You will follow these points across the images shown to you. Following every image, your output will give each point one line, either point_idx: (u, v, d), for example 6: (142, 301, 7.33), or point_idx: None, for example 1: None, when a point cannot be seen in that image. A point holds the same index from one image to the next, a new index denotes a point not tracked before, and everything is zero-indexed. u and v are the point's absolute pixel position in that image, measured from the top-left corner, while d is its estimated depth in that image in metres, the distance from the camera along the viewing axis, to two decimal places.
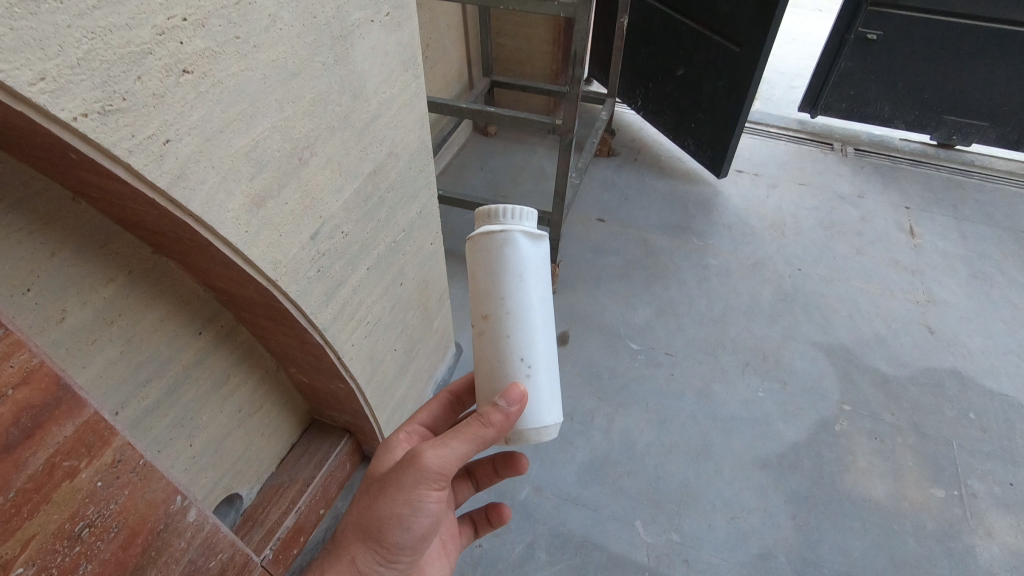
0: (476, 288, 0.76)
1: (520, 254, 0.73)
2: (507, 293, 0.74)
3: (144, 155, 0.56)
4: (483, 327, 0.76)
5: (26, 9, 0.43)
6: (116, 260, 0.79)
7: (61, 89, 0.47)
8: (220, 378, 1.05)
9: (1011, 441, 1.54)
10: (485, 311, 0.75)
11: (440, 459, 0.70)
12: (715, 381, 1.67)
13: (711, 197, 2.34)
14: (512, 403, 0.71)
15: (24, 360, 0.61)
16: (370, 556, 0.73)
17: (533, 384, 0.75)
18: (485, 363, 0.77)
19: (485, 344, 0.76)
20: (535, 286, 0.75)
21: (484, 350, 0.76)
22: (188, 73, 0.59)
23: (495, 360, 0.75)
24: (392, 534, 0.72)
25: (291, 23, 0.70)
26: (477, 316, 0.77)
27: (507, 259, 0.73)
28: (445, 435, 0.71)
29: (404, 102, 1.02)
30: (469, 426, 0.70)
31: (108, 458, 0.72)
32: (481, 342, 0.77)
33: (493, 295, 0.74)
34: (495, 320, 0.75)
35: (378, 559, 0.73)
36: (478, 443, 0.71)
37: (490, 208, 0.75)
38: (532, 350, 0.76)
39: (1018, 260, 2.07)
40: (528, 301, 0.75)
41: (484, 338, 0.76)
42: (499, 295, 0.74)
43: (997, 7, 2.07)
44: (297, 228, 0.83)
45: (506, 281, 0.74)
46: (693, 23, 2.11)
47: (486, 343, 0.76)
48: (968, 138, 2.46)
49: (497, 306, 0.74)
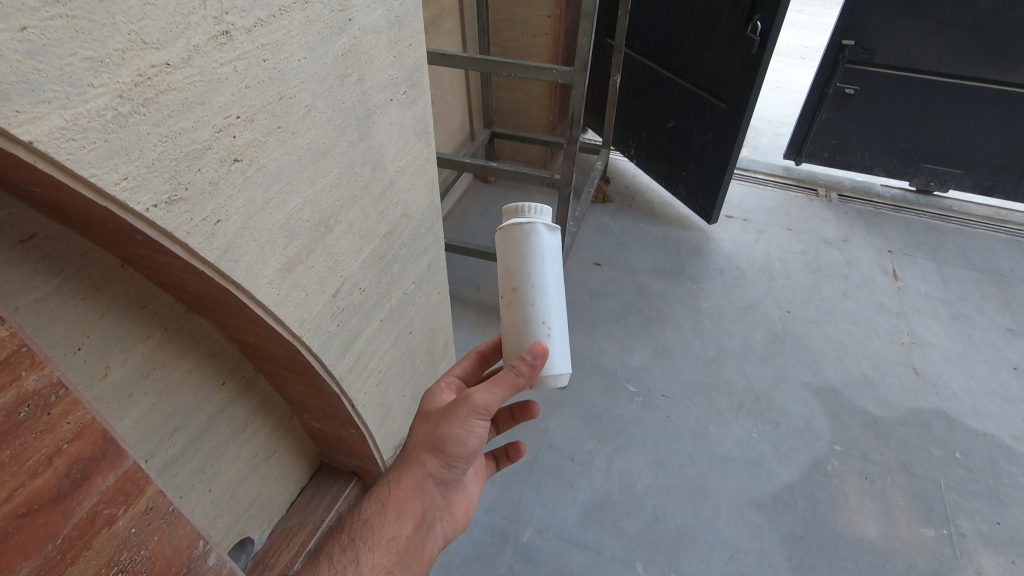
0: (503, 266, 0.85)
1: (541, 237, 0.83)
2: (531, 269, 0.83)
3: (199, 235, 0.64)
4: (509, 300, 0.84)
5: (118, 124, 0.52)
6: (154, 318, 0.85)
7: (139, 186, 0.55)
8: (240, 424, 1.10)
9: (996, 481, 1.59)
10: (513, 284, 0.84)
11: (490, 397, 0.80)
12: (710, 422, 1.73)
13: (703, 241, 2.44)
14: (536, 355, 0.79)
15: (78, 417, 0.67)
16: (436, 464, 0.86)
17: (551, 344, 0.84)
18: (510, 329, 0.85)
19: (510, 313, 0.84)
20: (554, 265, 0.85)
21: (510, 319, 0.84)
22: (238, 161, 0.67)
23: (520, 324, 0.84)
24: (453, 450, 0.84)
25: (324, 110, 0.79)
26: (502, 291, 0.85)
27: (532, 244, 0.83)
28: (491, 379, 0.80)
29: (418, 168, 1.11)
30: (506, 376, 0.80)
31: (142, 506, 0.76)
32: (506, 312, 0.85)
33: (519, 269, 0.83)
34: (521, 292, 0.83)
35: (444, 466, 0.87)
36: (515, 390, 0.80)
37: (516, 205, 0.85)
38: (552, 317, 0.85)
39: (997, 302, 2.16)
40: (548, 277, 0.84)
41: (510, 307, 0.84)
42: (524, 269, 0.83)
43: (963, 65, 2.23)
44: (321, 288, 0.90)
45: (532, 261, 0.83)
46: (681, 80, 2.26)
47: (512, 312, 0.84)
48: (945, 184, 2.59)
49: (522, 279, 0.83)
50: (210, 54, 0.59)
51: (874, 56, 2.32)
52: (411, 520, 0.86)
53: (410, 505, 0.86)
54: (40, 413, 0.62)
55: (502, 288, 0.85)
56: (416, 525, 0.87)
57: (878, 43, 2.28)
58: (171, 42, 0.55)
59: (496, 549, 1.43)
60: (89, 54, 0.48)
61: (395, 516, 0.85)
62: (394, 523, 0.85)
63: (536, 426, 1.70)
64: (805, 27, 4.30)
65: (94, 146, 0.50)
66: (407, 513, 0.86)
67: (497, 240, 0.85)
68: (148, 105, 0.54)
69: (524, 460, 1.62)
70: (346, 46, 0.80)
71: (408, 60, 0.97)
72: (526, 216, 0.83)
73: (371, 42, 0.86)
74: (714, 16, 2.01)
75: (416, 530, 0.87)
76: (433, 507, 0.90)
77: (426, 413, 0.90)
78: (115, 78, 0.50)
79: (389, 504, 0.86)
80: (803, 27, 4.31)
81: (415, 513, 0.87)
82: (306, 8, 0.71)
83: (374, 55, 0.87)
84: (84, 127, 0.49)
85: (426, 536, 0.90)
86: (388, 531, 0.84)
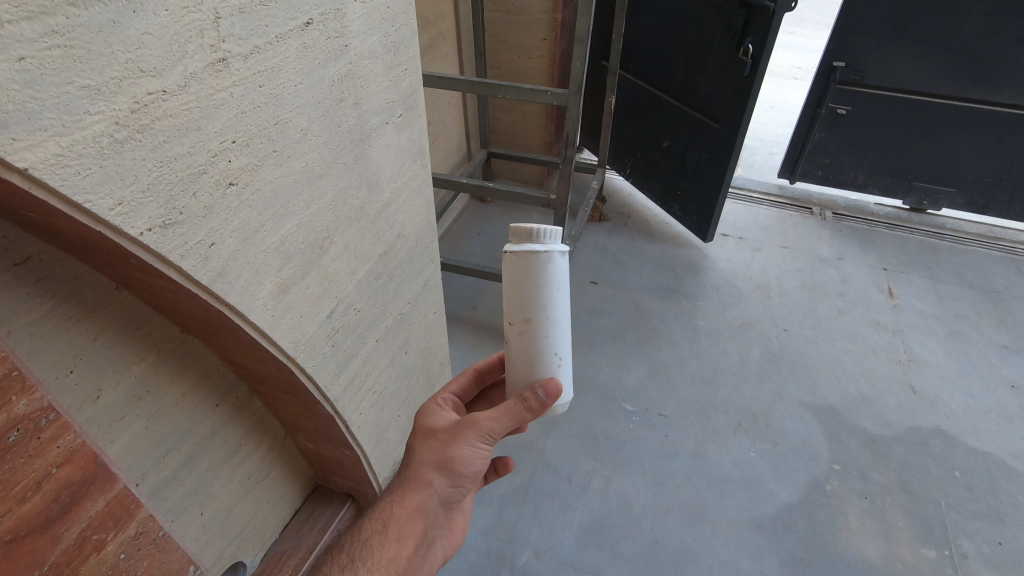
0: (514, 294, 0.83)
1: (556, 268, 0.82)
2: (545, 300, 0.82)
3: (193, 259, 0.64)
4: (521, 329, 0.84)
5: (113, 149, 0.52)
6: (148, 340, 0.85)
7: (133, 211, 0.56)
8: (233, 447, 1.09)
9: (996, 500, 1.58)
10: (525, 315, 0.83)
11: (500, 423, 0.82)
12: (708, 441, 1.72)
13: (698, 259, 2.45)
14: (552, 391, 0.82)
15: (68, 441, 0.66)
16: (443, 484, 0.86)
17: (561, 372, 0.87)
18: (519, 357, 0.86)
19: (522, 342, 0.85)
20: (565, 293, 0.85)
21: (521, 348, 0.85)
22: (233, 185, 0.67)
23: (530, 355, 0.85)
24: (460, 470, 0.85)
25: (319, 134, 0.80)
26: (513, 318, 0.85)
27: (548, 275, 0.81)
28: (500, 407, 0.82)
29: (413, 189, 1.12)
30: (515, 409, 0.81)
31: (132, 531, 0.76)
32: (518, 340, 0.85)
33: (534, 300, 0.82)
34: (534, 323, 0.83)
35: (450, 487, 0.86)
36: (523, 421, 0.83)
37: (531, 228, 0.81)
38: (562, 346, 0.86)
39: (992, 319, 2.17)
40: (559, 306, 0.85)
41: (523, 337, 0.85)
42: (539, 300, 0.82)
43: (951, 86, 2.26)
44: (315, 309, 0.91)
45: (546, 293, 0.82)
46: (675, 101, 2.29)
47: (524, 341, 0.85)
48: (938, 203, 2.61)
49: (536, 310, 0.83)
50: (206, 80, 0.60)
51: (864, 77, 2.36)
52: (413, 539, 0.85)
53: (412, 525, 0.85)
54: (29, 437, 0.61)
55: (514, 316, 0.84)
56: (416, 545, 0.86)
57: (868, 64, 2.32)
58: (168, 70, 0.55)
59: (492, 572, 1.41)
60: (86, 82, 0.49)
61: (399, 536, 0.84)
62: (396, 542, 0.84)
63: (533, 447, 1.69)
64: (797, 48, 4.38)
65: (89, 172, 0.51)
66: (409, 533, 0.85)
67: (506, 265, 0.82)
68: (144, 131, 0.55)
69: (521, 481, 1.61)
70: (341, 71, 0.81)
71: (403, 84, 0.99)
72: (543, 247, 0.80)
73: (367, 67, 0.87)
74: (707, 39, 2.05)
75: (417, 550, 0.86)
76: (435, 526, 0.89)
77: (429, 430, 0.89)
78: (112, 105, 0.51)
79: (392, 523, 0.84)
80: (795, 48, 4.38)
81: (416, 533, 0.86)
82: (302, 35, 0.72)
83: (370, 80, 0.89)
84: (80, 153, 0.50)
85: (425, 556, 0.89)
86: (389, 551, 0.83)
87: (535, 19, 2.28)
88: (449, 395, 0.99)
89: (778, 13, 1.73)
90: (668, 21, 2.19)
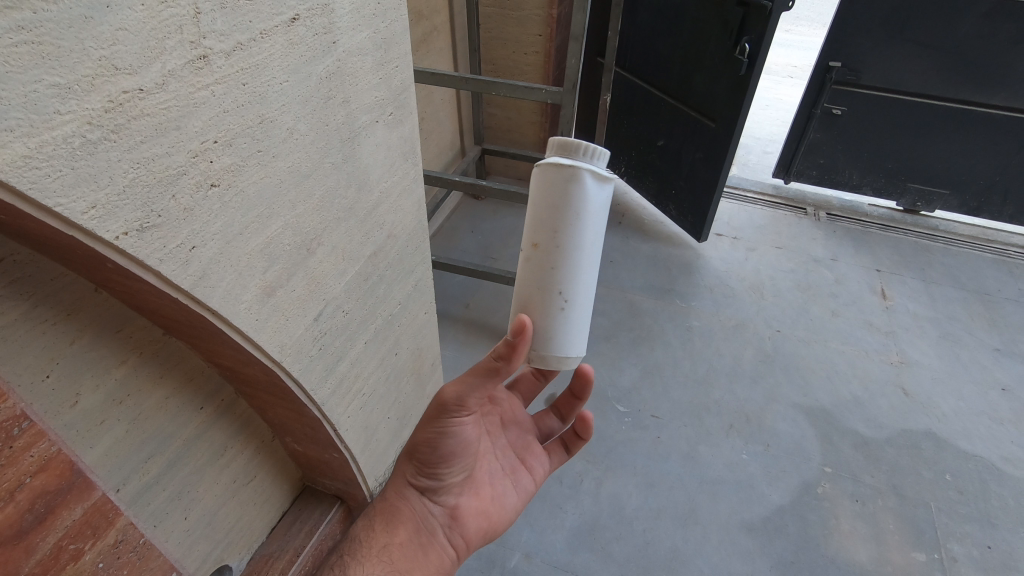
0: (534, 216, 0.76)
1: (588, 193, 0.73)
2: (565, 225, 0.74)
3: (173, 262, 0.62)
4: (524, 257, 0.79)
5: (86, 151, 0.50)
6: (129, 342, 0.83)
7: (108, 214, 0.53)
8: (218, 449, 1.07)
9: (986, 503, 1.59)
10: (537, 240, 0.76)
11: (462, 390, 0.79)
12: (700, 443, 1.71)
13: (693, 259, 2.44)
14: (518, 332, 0.74)
15: (43, 449, 0.63)
16: (414, 467, 0.88)
17: (561, 318, 0.78)
18: (526, 286, 0.79)
19: (528, 277, 0.78)
20: (594, 226, 0.76)
21: (522, 279, 0.79)
22: (215, 186, 0.65)
23: (536, 285, 0.77)
24: (428, 449, 0.85)
25: (307, 133, 0.78)
26: (526, 245, 0.78)
27: (574, 198, 0.73)
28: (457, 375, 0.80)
29: (404, 189, 1.10)
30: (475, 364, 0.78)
31: (111, 539, 0.75)
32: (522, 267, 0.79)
33: (547, 223, 0.75)
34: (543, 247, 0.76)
35: (426, 469, 0.87)
36: (491, 373, 0.76)
37: (575, 143, 0.74)
38: (568, 285, 0.77)
39: (984, 321, 2.18)
40: (575, 242, 0.75)
41: (528, 262, 0.78)
42: (556, 224, 0.74)
43: (947, 87, 2.26)
44: (302, 312, 0.89)
45: (567, 219, 0.74)
46: (671, 99, 2.27)
47: (531, 269, 0.78)
48: (931, 205, 2.62)
49: (537, 234, 0.76)
50: (186, 78, 0.58)
51: (860, 78, 2.35)
52: (400, 529, 0.86)
53: (398, 514, 0.87)
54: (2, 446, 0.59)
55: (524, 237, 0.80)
56: (406, 534, 0.86)
57: (865, 65, 2.32)
58: (145, 68, 0.53)
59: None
60: (55, 81, 0.46)
61: (385, 524, 0.87)
62: (381, 533, 0.86)
63: None
64: (793, 46, 4.37)
65: (60, 175, 0.49)
66: (395, 522, 0.87)
67: (536, 186, 0.75)
68: (119, 131, 0.52)
69: None
70: (330, 68, 0.79)
71: (394, 81, 0.96)
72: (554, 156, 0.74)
73: (356, 64, 0.85)
74: (703, 38, 2.03)
75: (410, 536, 0.86)
76: (427, 513, 0.88)
77: None
78: (84, 104, 0.49)
79: (377, 516, 0.88)
80: (790, 46, 4.37)
81: (401, 520, 0.87)
82: (288, 31, 0.70)
83: (359, 77, 0.86)
84: (50, 155, 0.47)
85: (429, 544, 0.87)
86: (378, 540, 0.86)
87: (531, 15, 2.25)
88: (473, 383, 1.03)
89: (776, 12, 1.72)
90: (665, 19, 2.17)
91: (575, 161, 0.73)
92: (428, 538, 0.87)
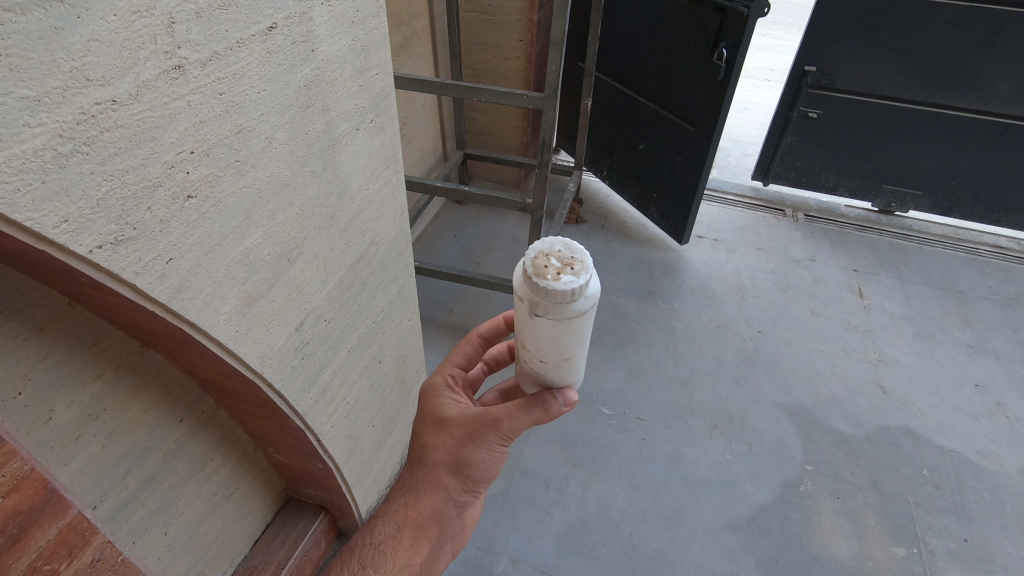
0: (556, 347, 0.70)
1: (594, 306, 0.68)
2: (582, 339, 0.71)
3: (149, 275, 0.61)
4: (545, 367, 0.75)
5: (58, 164, 0.49)
6: (105, 356, 0.81)
7: (80, 228, 0.52)
8: (199, 463, 1.05)
9: (962, 496, 1.63)
10: (567, 357, 0.73)
11: (518, 424, 0.79)
12: (685, 444, 1.73)
13: (675, 261, 2.47)
14: (575, 401, 0.80)
15: (15, 469, 0.61)
16: (456, 487, 0.86)
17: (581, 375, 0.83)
18: (556, 383, 0.78)
19: (558, 376, 0.77)
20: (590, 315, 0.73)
21: (553, 380, 0.77)
22: (192, 198, 0.64)
23: (567, 378, 0.78)
24: (476, 473, 0.85)
25: (285, 141, 0.77)
26: (549, 360, 0.74)
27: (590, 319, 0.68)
28: (512, 402, 0.79)
29: (386, 196, 1.10)
30: (529, 405, 0.78)
31: (87, 558, 0.73)
32: (546, 373, 0.76)
33: (570, 346, 0.71)
34: (571, 356, 0.74)
35: (464, 489, 0.87)
36: (541, 420, 0.79)
37: (570, 281, 0.62)
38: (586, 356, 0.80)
39: (957, 319, 2.23)
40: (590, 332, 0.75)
41: (559, 372, 0.76)
42: (576, 343, 0.71)
43: (919, 90, 2.32)
44: (283, 322, 0.88)
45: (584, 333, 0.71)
46: (651, 103, 2.30)
47: (561, 374, 0.77)
48: (905, 205, 2.67)
49: (564, 354, 0.73)
50: (160, 89, 0.57)
51: (834, 82, 2.40)
52: (426, 545, 0.85)
53: (427, 529, 0.86)
54: None
55: (534, 354, 0.74)
56: (430, 549, 0.87)
57: (839, 69, 2.36)
58: (117, 79, 0.52)
59: None
60: (24, 93, 0.45)
61: (412, 542, 0.84)
62: (409, 548, 0.84)
63: (510, 452, 1.68)
64: (770, 50, 4.45)
65: (31, 189, 0.48)
66: (424, 538, 0.85)
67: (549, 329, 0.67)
68: (92, 144, 0.51)
69: (498, 488, 1.59)
70: (309, 77, 0.79)
71: (374, 88, 0.96)
72: (568, 303, 0.64)
73: (335, 72, 0.84)
74: (682, 43, 2.05)
75: (431, 553, 0.87)
76: (448, 528, 0.90)
77: (439, 421, 0.86)
78: (54, 116, 0.48)
79: (404, 531, 0.84)
80: (768, 50, 4.45)
81: (431, 537, 0.86)
82: (265, 39, 0.69)
83: (339, 85, 0.86)
84: (19, 169, 0.46)
85: (439, 556, 0.90)
86: (402, 557, 0.83)
87: (511, 20, 2.26)
88: (455, 370, 0.96)
89: (752, 18, 1.75)
90: (644, 24, 2.19)
91: (589, 297, 0.65)
92: (437, 550, 0.90)
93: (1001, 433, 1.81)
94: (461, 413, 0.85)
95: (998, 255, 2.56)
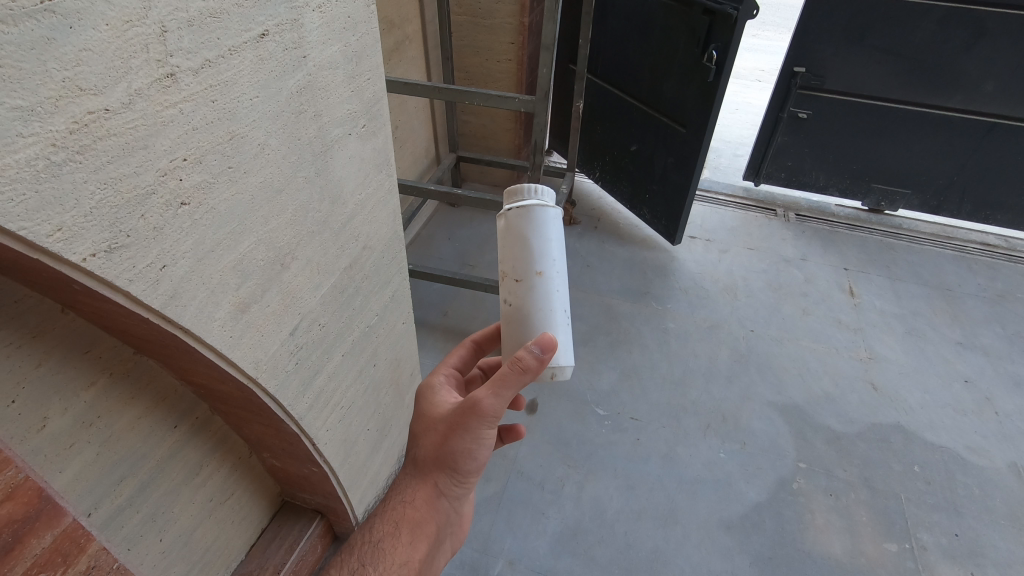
0: (521, 252, 0.81)
1: (552, 216, 0.82)
2: (547, 253, 0.81)
3: (143, 282, 0.62)
4: (521, 289, 0.83)
5: (51, 173, 0.49)
6: (98, 363, 0.81)
7: (74, 236, 0.53)
8: (193, 468, 1.05)
9: (953, 492, 1.64)
10: (536, 270, 0.81)
11: (496, 402, 0.78)
12: (679, 444, 1.74)
13: (667, 261, 2.48)
14: (550, 344, 0.76)
15: (10, 476, 0.62)
16: (447, 480, 0.86)
17: (561, 332, 0.83)
18: (530, 314, 0.82)
19: (529, 302, 0.82)
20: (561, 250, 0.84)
21: (526, 308, 0.82)
22: (185, 205, 0.65)
23: (540, 309, 0.82)
24: (467, 464, 0.85)
25: (277, 148, 0.77)
26: (519, 274, 0.82)
27: (548, 226, 0.81)
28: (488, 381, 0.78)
29: (379, 200, 1.10)
30: (505, 372, 0.76)
31: (83, 565, 0.72)
32: (521, 296, 0.83)
33: (535, 253, 0.81)
34: (540, 275, 0.82)
35: (456, 483, 0.87)
36: (517, 389, 0.78)
37: (521, 185, 0.83)
38: (563, 302, 0.84)
39: (946, 316, 2.26)
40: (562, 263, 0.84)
41: (529, 291, 0.82)
42: (541, 252, 0.81)
43: (907, 90, 2.34)
44: (277, 328, 0.88)
45: (546, 245, 0.81)
46: (643, 105, 2.31)
47: (532, 298, 0.82)
48: (895, 204, 2.70)
49: (535, 263, 0.81)
50: (153, 97, 0.57)
51: (823, 83, 2.43)
52: (424, 542, 0.86)
53: (424, 525, 0.86)
54: None
55: (509, 273, 0.83)
56: (430, 545, 0.87)
57: (827, 70, 2.39)
58: (110, 88, 0.53)
59: None
60: (17, 103, 0.45)
61: (409, 538, 0.84)
62: (408, 545, 0.84)
63: (506, 454, 1.68)
64: (760, 51, 4.48)
65: (24, 199, 0.48)
66: (421, 534, 0.85)
67: (511, 227, 0.81)
68: (84, 152, 0.52)
69: (494, 489, 1.60)
70: (300, 83, 0.79)
71: (366, 93, 0.97)
72: (526, 199, 0.81)
73: (327, 78, 0.85)
74: (672, 45, 2.07)
75: (430, 548, 0.87)
76: (447, 523, 0.89)
77: (428, 416, 0.87)
78: (48, 126, 0.48)
79: (400, 528, 0.85)
80: (758, 51, 4.49)
81: (429, 533, 0.86)
82: (257, 47, 0.69)
83: (331, 91, 0.86)
84: (13, 179, 0.46)
85: (438, 552, 0.90)
86: (400, 555, 0.83)
87: (503, 23, 2.27)
88: (448, 370, 0.98)
89: (741, 20, 1.76)
90: (634, 26, 2.20)
91: (545, 201, 0.82)
92: (436, 547, 0.89)
93: (991, 429, 1.83)
94: (447, 407, 0.86)
95: (986, 253, 2.59)
